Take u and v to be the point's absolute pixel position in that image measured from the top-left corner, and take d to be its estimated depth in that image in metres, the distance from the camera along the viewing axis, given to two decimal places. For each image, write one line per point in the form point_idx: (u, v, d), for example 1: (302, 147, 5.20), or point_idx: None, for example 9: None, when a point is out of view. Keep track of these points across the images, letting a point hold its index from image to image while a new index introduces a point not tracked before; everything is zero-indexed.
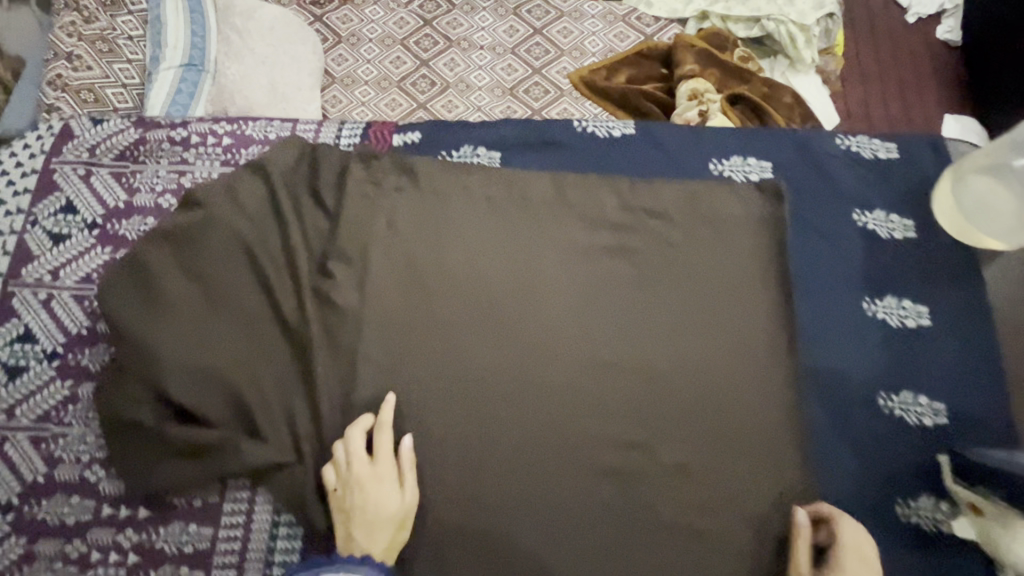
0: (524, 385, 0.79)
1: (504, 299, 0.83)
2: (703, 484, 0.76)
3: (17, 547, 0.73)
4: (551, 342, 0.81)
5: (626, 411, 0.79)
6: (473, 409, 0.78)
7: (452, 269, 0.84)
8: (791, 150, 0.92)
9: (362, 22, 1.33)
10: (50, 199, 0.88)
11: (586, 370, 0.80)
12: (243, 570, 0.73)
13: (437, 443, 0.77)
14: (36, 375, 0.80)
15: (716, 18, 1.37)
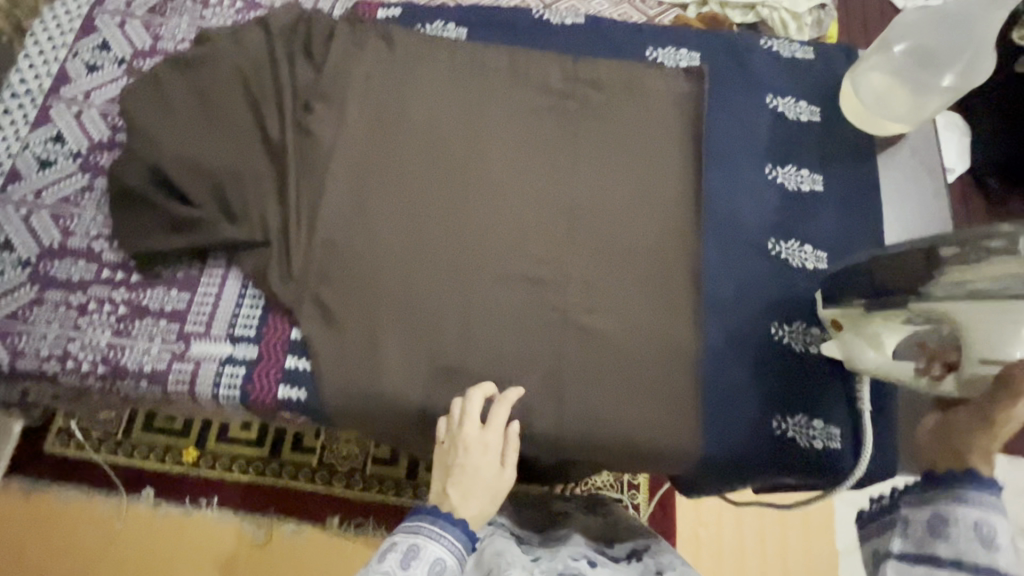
0: (459, 206, 0.95)
1: (451, 141, 0.99)
2: (604, 297, 0.90)
3: (29, 292, 0.89)
4: (487, 177, 0.97)
5: (545, 235, 0.94)
6: (415, 220, 0.94)
7: (416, 121, 1.00)
8: (718, 45, 1.05)
9: None
10: (89, 38, 1.06)
11: (514, 201, 0.96)
12: (210, 327, 0.87)
13: (385, 248, 0.92)
14: (63, 167, 0.97)
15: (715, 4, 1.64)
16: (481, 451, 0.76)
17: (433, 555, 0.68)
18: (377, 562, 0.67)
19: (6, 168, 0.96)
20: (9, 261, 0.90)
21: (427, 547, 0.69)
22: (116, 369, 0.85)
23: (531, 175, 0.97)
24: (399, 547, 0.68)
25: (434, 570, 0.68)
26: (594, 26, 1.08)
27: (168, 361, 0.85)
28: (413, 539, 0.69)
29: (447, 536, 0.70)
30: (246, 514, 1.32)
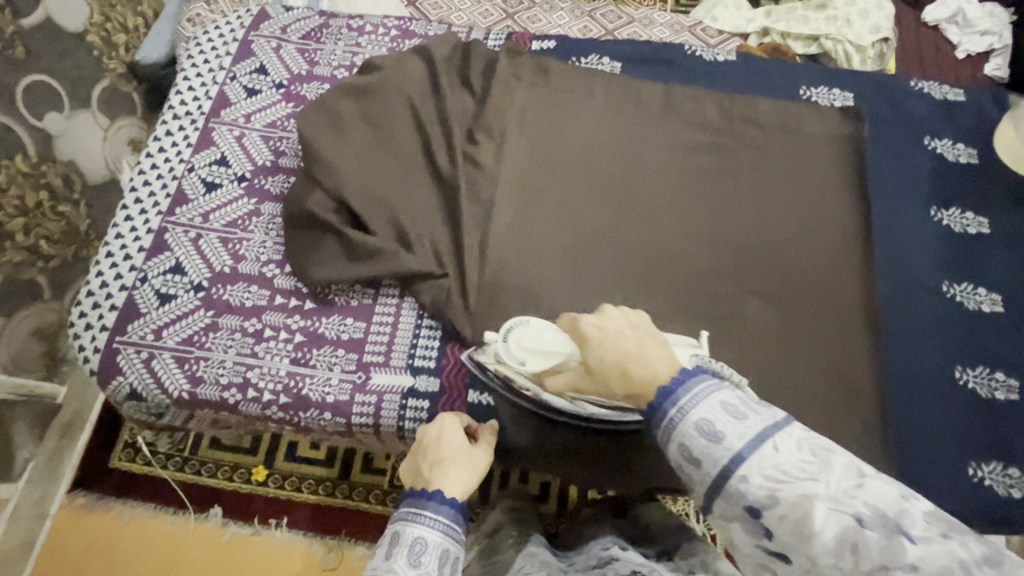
0: (625, 232, 0.96)
1: (611, 169, 1.00)
2: (780, 336, 0.89)
3: (204, 317, 0.88)
4: (652, 205, 0.98)
5: (716, 270, 0.94)
6: (583, 246, 0.94)
7: (581, 155, 1.01)
8: (872, 86, 1.07)
9: (451, 11, 1.81)
10: (247, 62, 1.06)
11: (681, 231, 0.96)
12: (390, 357, 0.86)
13: (557, 274, 0.92)
14: (228, 191, 0.96)
15: (777, 34, 1.77)
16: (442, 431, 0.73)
17: (412, 536, 0.62)
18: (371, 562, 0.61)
19: (172, 190, 0.96)
20: (182, 284, 0.90)
21: (406, 530, 0.63)
22: (298, 400, 0.83)
23: (696, 212, 0.97)
24: (384, 539, 0.63)
25: (414, 552, 0.61)
26: (743, 62, 1.09)
27: (349, 392, 0.84)
28: (392, 529, 0.63)
29: (427, 514, 0.64)
30: (315, 538, 1.22)
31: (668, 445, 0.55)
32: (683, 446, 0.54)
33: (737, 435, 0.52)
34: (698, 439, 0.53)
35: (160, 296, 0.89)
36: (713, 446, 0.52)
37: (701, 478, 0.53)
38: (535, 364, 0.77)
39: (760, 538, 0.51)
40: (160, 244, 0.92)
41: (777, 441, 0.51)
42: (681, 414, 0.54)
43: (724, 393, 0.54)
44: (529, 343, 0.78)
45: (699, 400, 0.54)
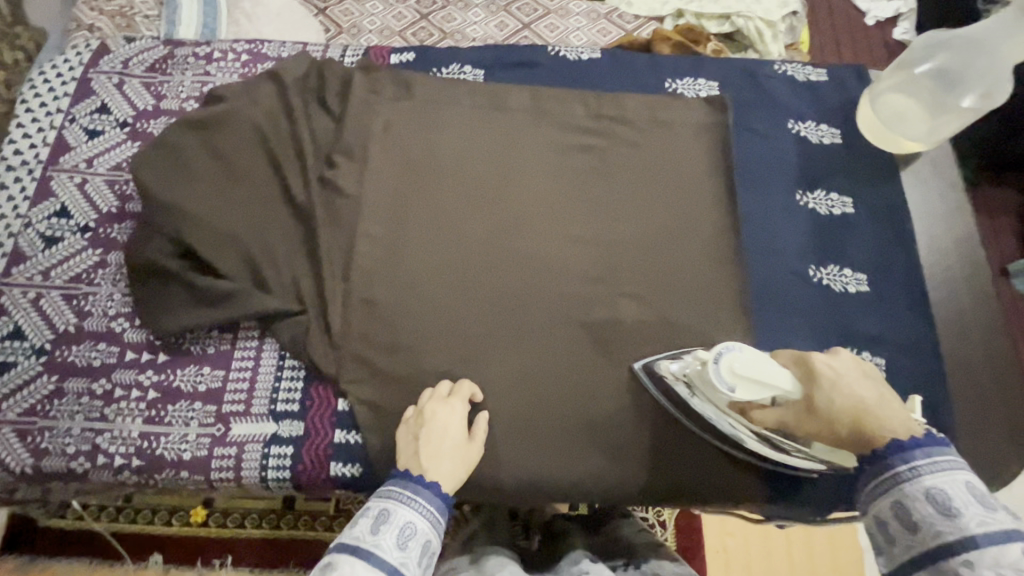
0: (498, 246, 0.93)
1: (481, 181, 0.97)
2: (652, 337, 0.89)
3: (47, 384, 0.82)
4: (523, 215, 0.96)
5: (587, 277, 0.92)
6: (453, 265, 0.92)
7: (449, 170, 0.98)
8: (736, 74, 1.06)
9: (363, 15, 1.73)
10: (87, 102, 1.00)
11: (553, 240, 0.94)
12: (251, 405, 0.82)
13: (427, 296, 0.90)
14: (70, 244, 0.90)
15: (691, 16, 1.75)
16: (447, 420, 0.78)
17: (403, 519, 0.66)
18: (351, 527, 0.65)
19: (9, 250, 0.89)
20: (21, 350, 0.84)
21: (398, 511, 0.67)
22: (153, 462, 0.79)
23: (563, 220, 0.96)
24: (370, 513, 0.66)
25: (404, 535, 0.65)
26: (609, 59, 1.08)
27: (208, 447, 0.80)
28: (382, 503, 0.68)
29: (418, 498, 0.69)
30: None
31: (881, 496, 0.65)
32: (902, 503, 0.62)
33: (976, 520, 0.57)
34: (929, 507, 0.60)
35: None
36: (944, 517, 0.59)
37: (910, 544, 0.60)
38: (751, 394, 0.69)
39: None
40: None
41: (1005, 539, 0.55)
42: (913, 473, 0.63)
43: (967, 477, 0.61)
44: (763, 374, 0.68)
45: (939, 468, 0.62)
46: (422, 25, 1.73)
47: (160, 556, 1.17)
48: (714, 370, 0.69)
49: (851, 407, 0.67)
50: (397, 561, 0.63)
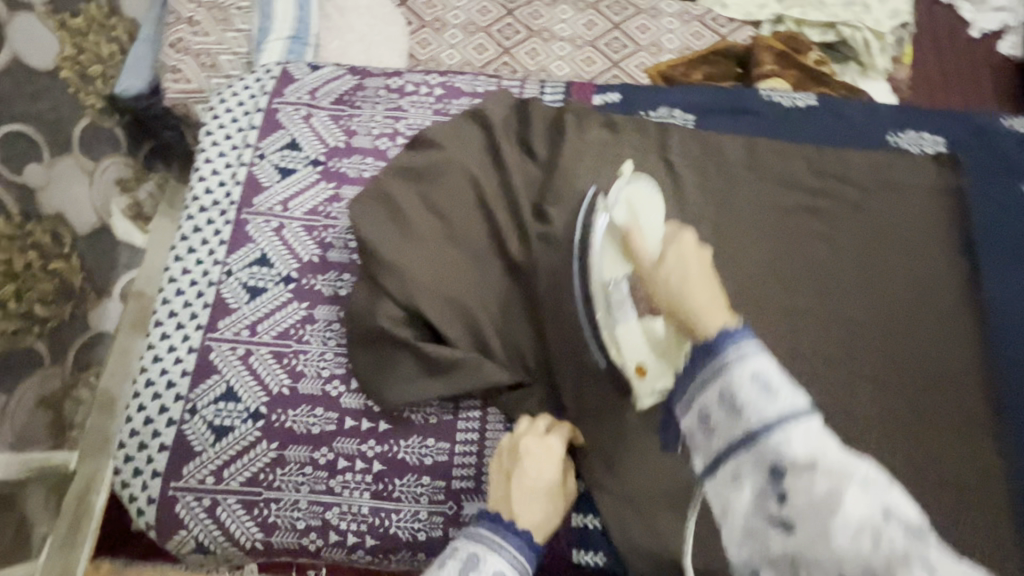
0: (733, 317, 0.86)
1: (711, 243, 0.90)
2: (901, 432, 0.80)
3: (268, 451, 0.78)
4: (757, 283, 0.89)
5: (831, 357, 0.85)
6: None
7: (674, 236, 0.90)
8: (961, 130, 0.99)
9: (447, 10, 1.62)
10: (276, 136, 0.93)
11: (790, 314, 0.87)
12: (481, 483, 0.78)
13: None
14: (274, 296, 0.85)
15: (791, 22, 1.64)
16: (534, 461, 0.72)
17: (494, 568, 0.64)
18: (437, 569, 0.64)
19: (211, 300, 0.85)
20: (237, 413, 0.80)
21: (489, 557, 0.64)
22: (387, 541, 0.75)
23: (785, 293, 0.88)
24: (458, 556, 0.64)
25: None
26: (824, 107, 1.01)
27: (443, 526, 0.76)
28: (471, 548, 0.65)
29: (508, 546, 0.66)
30: None
31: (707, 388, 0.48)
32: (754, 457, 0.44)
33: (782, 402, 0.44)
34: (750, 392, 0.45)
35: (213, 430, 0.79)
36: (724, 417, 0.47)
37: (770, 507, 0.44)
38: (621, 215, 0.78)
39: (766, 500, 0.44)
40: (206, 366, 0.81)
41: (782, 442, 0.43)
42: (730, 366, 0.47)
43: (756, 363, 0.46)
44: (639, 209, 0.78)
45: (748, 359, 0.46)
46: (508, 21, 1.60)
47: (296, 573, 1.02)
48: (618, 186, 0.83)
49: (677, 273, 0.53)
50: None
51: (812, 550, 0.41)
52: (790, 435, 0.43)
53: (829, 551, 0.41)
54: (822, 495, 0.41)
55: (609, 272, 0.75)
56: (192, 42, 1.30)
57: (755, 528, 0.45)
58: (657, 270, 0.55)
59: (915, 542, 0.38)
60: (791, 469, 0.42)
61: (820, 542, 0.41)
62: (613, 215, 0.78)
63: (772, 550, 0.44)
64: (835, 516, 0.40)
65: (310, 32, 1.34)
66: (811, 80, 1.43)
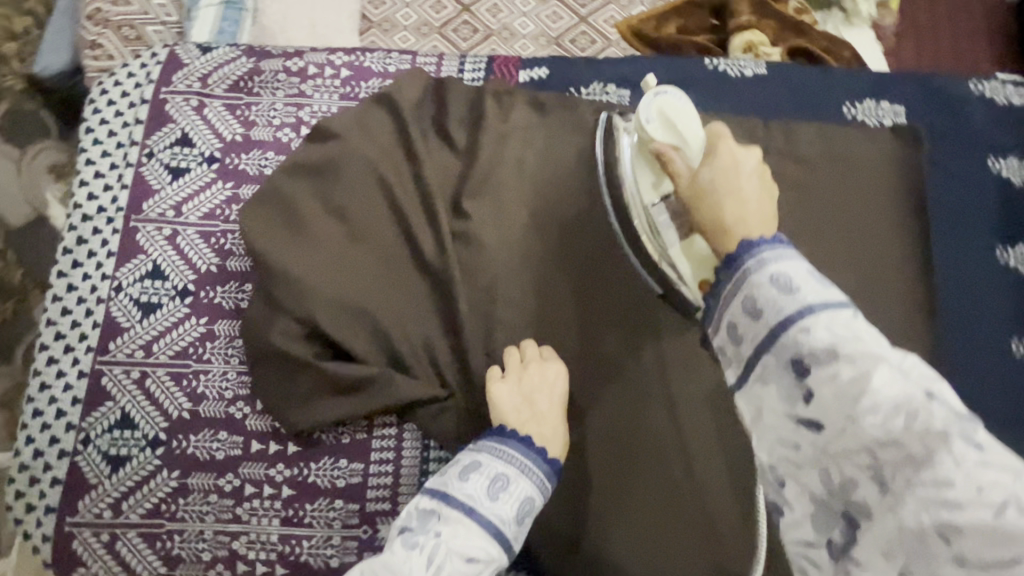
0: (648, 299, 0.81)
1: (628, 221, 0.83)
2: None
3: (169, 481, 0.73)
4: None
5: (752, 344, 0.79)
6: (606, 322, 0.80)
7: (564, 203, 0.84)
8: (925, 95, 0.90)
9: None
10: (164, 131, 0.84)
11: None
12: (397, 503, 0.74)
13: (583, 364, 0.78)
14: (169, 312, 0.78)
15: None
16: (548, 382, 0.74)
17: (522, 491, 0.66)
18: (462, 481, 0.64)
19: (100, 319, 0.78)
20: (134, 442, 0.74)
21: (517, 481, 0.66)
22: (298, 568, 0.72)
23: None
24: (488, 474, 0.65)
25: (522, 509, 0.65)
26: (775, 76, 0.91)
27: (356, 551, 0.73)
28: (499, 468, 0.66)
29: (537, 471, 0.68)
30: None
31: (730, 303, 0.50)
32: (749, 297, 0.49)
33: (816, 294, 0.46)
34: (767, 313, 0.47)
35: (109, 461, 0.74)
36: (775, 294, 0.47)
37: (753, 331, 0.48)
38: (661, 135, 0.71)
39: (795, 402, 0.45)
40: (97, 392, 0.75)
41: (805, 322, 0.45)
42: (759, 265, 0.49)
43: (774, 267, 0.48)
44: (680, 126, 0.71)
45: (784, 258, 0.49)
46: None
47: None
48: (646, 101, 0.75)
49: (732, 169, 0.56)
50: (512, 534, 0.63)
51: (887, 531, 0.39)
52: (781, 260, 0.49)
53: (854, 436, 0.41)
54: (847, 385, 0.42)
55: (653, 221, 0.74)
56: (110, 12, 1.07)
57: (786, 435, 0.45)
58: (692, 185, 0.58)
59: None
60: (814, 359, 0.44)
61: (890, 513, 0.39)
62: (649, 134, 0.72)
63: (800, 446, 0.44)
64: (927, 469, 0.37)
65: None
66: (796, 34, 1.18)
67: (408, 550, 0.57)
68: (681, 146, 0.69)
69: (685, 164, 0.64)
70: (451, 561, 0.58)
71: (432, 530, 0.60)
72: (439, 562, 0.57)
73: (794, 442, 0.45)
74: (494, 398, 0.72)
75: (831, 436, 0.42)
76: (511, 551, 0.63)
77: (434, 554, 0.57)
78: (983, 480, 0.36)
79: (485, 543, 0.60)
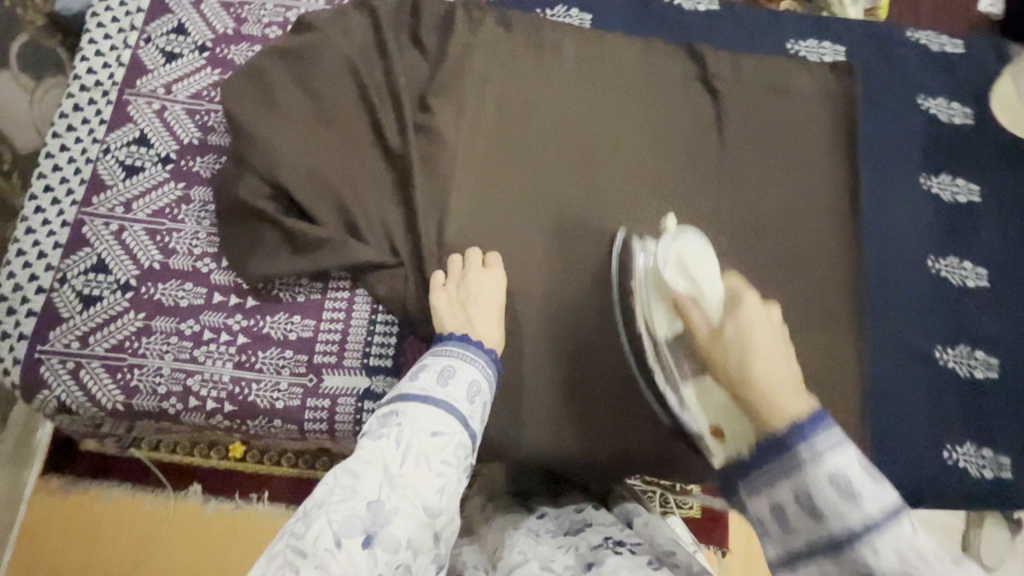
0: (596, 195, 0.89)
1: (583, 126, 0.91)
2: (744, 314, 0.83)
3: (135, 321, 0.80)
4: (625, 166, 0.90)
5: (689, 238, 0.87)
6: (552, 215, 0.87)
7: (541, 114, 0.91)
8: (865, 38, 0.97)
9: None
10: (163, 20, 0.92)
11: (652, 193, 0.89)
12: (343, 358, 0.80)
13: (532, 249, 0.86)
14: (151, 176, 0.86)
15: None
16: (485, 289, 0.78)
17: (468, 376, 0.67)
18: (412, 379, 0.64)
19: (87, 177, 0.85)
20: (107, 284, 0.81)
21: (464, 369, 0.67)
22: (245, 407, 0.77)
23: (654, 176, 0.90)
24: (434, 367, 0.66)
25: (472, 391, 0.66)
26: (726, 14, 0.99)
27: (300, 397, 0.78)
28: (445, 361, 0.67)
29: (478, 359, 0.69)
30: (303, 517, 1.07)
31: (780, 483, 0.52)
32: (803, 494, 0.50)
33: (874, 498, 0.48)
34: (829, 490, 0.49)
35: (82, 299, 0.80)
36: (840, 502, 0.49)
37: (813, 532, 0.50)
38: (672, 277, 0.72)
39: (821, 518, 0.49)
40: (78, 239, 0.82)
41: (834, 467, 0.50)
42: (815, 457, 0.50)
43: (833, 465, 0.49)
44: (692, 268, 0.71)
45: (836, 446, 0.50)
46: None
47: (200, 486, 1.06)
48: (663, 243, 0.76)
49: (739, 351, 0.58)
50: (468, 412, 0.63)
51: None
52: (834, 452, 0.50)
53: None
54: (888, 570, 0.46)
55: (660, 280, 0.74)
56: None
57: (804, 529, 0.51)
58: (713, 341, 0.61)
59: None
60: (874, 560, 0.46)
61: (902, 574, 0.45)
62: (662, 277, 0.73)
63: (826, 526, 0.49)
64: None
65: None
66: None
67: (371, 440, 0.57)
68: (697, 298, 0.67)
69: (701, 319, 0.63)
70: (417, 440, 0.58)
71: (393, 422, 0.59)
72: (407, 443, 0.57)
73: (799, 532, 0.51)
74: (435, 309, 0.76)
75: None
76: (474, 431, 0.63)
77: (400, 436, 0.57)
78: None
79: (446, 420, 0.61)
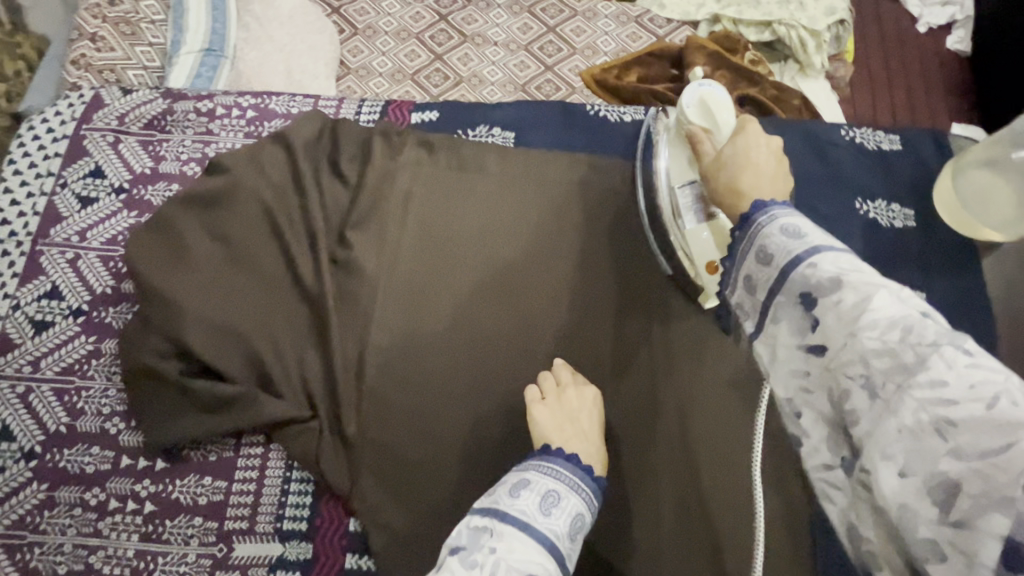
0: (521, 326, 0.84)
1: (512, 249, 0.88)
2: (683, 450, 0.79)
3: (38, 493, 0.76)
4: (554, 291, 0.86)
5: (619, 368, 0.83)
6: (478, 351, 0.83)
7: (468, 240, 0.88)
8: (796, 140, 0.95)
9: (379, 15, 1.42)
10: (80, 163, 0.91)
11: (582, 320, 0.85)
12: (255, 523, 0.76)
13: (458, 389, 0.81)
14: (61, 330, 0.83)
15: (728, 22, 1.43)
16: (586, 403, 0.76)
17: (574, 508, 0.64)
18: (515, 499, 0.61)
19: None
20: (10, 454, 0.77)
21: (568, 497, 0.64)
22: None
23: (586, 298, 0.86)
24: (538, 490, 0.63)
25: (574, 525, 0.63)
26: (654, 120, 0.98)
27: (209, 571, 0.74)
28: (549, 484, 0.64)
29: (584, 486, 0.66)
30: None
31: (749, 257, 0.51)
32: (762, 247, 0.50)
33: (830, 259, 0.45)
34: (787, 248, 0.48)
35: None
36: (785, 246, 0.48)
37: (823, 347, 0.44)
38: (694, 117, 0.77)
39: (803, 331, 0.46)
40: None
41: (812, 260, 0.46)
42: (768, 224, 0.51)
43: (783, 219, 0.50)
44: (712, 105, 0.76)
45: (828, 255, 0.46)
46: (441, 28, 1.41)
47: None
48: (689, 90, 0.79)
49: (744, 163, 0.62)
50: (567, 550, 0.60)
51: (880, 430, 0.39)
52: (793, 214, 0.50)
53: (855, 352, 0.41)
54: (849, 308, 0.42)
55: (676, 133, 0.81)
56: (94, 57, 1.19)
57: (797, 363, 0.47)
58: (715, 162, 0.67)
59: (1016, 386, 0.35)
60: (817, 289, 0.44)
61: (888, 418, 0.39)
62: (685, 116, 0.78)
63: (810, 373, 0.46)
64: (920, 373, 0.37)
65: (226, 42, 1.23)
66: (746, 81, 1.30)
67: (466, 569, 0.54)
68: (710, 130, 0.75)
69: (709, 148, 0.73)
70: None
71: (485, 546, 0.57)
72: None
73: (806, 371, 0.46)
74: (535, 420, 0.73)
75: (860, 429, 0.41)
76: (567, 570, 0.60)
77: (494, 572, 0.54)
78: (976, 376, 0.35)
79: (545, 562, 0.57)
